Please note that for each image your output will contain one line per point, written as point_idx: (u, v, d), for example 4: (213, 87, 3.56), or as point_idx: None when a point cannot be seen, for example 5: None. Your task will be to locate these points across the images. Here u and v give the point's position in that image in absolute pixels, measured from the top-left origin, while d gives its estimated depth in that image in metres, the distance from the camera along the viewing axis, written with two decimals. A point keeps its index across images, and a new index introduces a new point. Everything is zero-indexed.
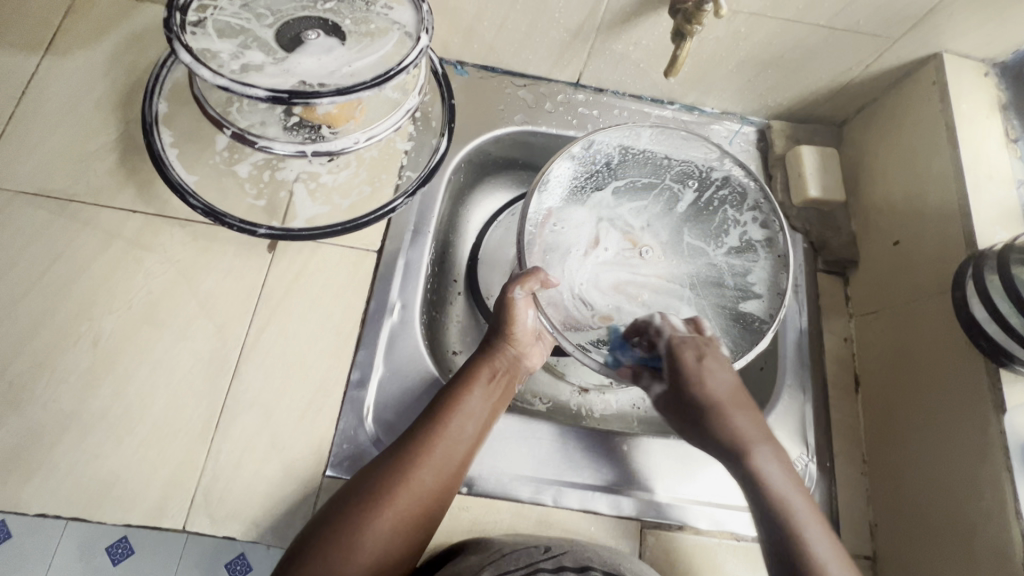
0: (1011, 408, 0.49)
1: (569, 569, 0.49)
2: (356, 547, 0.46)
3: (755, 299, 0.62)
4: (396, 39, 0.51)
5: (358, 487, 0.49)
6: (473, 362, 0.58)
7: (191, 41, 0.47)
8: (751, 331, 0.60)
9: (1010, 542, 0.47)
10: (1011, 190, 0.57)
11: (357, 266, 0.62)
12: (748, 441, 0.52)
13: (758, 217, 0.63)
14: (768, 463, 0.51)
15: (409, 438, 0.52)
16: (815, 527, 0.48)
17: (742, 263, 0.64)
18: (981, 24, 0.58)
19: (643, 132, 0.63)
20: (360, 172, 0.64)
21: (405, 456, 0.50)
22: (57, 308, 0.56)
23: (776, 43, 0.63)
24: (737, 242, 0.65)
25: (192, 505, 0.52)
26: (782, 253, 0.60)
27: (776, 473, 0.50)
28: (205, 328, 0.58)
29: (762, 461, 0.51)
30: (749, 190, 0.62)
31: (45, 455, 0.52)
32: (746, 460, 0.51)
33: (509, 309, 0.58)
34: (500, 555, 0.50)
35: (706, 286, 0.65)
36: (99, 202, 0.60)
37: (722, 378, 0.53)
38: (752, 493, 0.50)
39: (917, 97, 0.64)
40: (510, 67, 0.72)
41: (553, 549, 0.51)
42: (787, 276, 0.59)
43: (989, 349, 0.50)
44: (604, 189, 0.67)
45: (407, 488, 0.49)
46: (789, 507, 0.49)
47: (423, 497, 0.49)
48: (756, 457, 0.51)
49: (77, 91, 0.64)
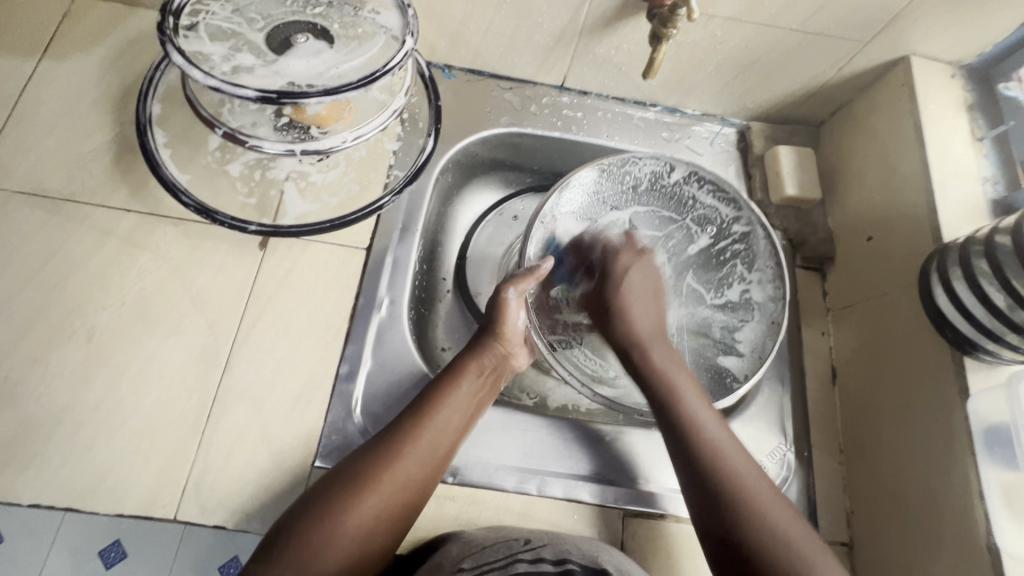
0: (975, 393, 0.51)
1: (547, 560, 0.51)
2: (340, 535, 0.47)
3: (735, 356, 0.64)
4: (383, 43, 0.53)
5: (342, 476, 0.50)
6: (460, 358, 0.59)
7: (183, 44, 0.49)
8: (721, 385, 0.63)
9: (975, 522, 0.48)
10: (977, 187, 0.60)
11: (346, 263, 0.63)
12: (642, 337, 0.58)
13: (764, 281, 0.64)
14: (660, 355, 0.57)
15: (393, 430, 0.53)
16: (699, 403, 0.54)
17: (733, 319, 0.66)
18: (946, 28, 0.61)
19: (676, 169, 0.67)
20: (349, 171, 0.66)
21: (389, 448, 0.52)
22: (52, 304, 0.58)
23: (752, 47, 0.65)
24: (735, 298, 0.67)
25: (184, 495, 0.53)
26: (776, 322, 0.62)
27: (668, 362, 0.56)
28: (198, 323, 0.59)
29: (652, 353, 0.57)
30: (763, 251, 0.64)
31: (40, 447, 0.53)
32: (640, 352, 0.57)
33: (501, 309, 0.60)
34: (480, 548, 0.51)
35: (691, 333, 0.67)
36: (94, 201, 0.62)
37: (632, 285, 0.61)
38: (643, 377, 0.56)
39: (888, 98, 0.66)
40: (497, 70, 0.74)
41: (533, 541, 0.53)
42: (774, 344, 0.61)
43: (953, 338, 0.52)
44: (623, 211, 0.71)
45: (390, 480, 0.50)
46: (673, 382, 0.55)
47: (407, 489, 0.51)
48: (647, 350, 0.57)
49: (73, 93, 0.66)
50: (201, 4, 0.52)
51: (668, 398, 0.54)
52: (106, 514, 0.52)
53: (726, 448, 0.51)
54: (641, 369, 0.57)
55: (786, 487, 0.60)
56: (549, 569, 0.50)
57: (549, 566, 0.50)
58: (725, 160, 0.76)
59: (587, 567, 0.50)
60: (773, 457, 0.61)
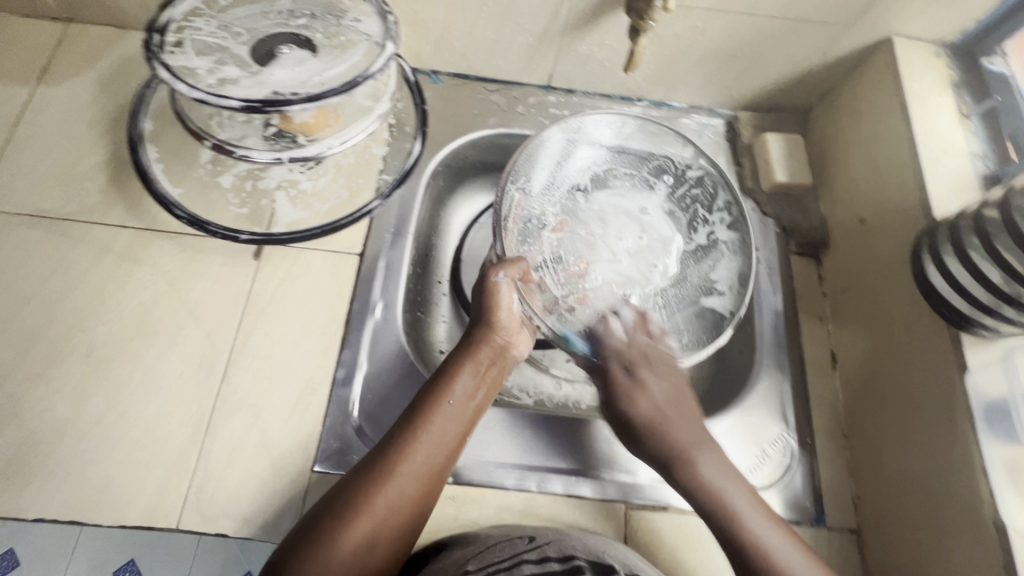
0: (974, 368, 0.50)
1: (553, 558, 0.50)
2: (337, 557, 0.46)
3: (718, 295, 0.67)
4: (365, 49, 0.54)
5: (336, 499, 0.49)
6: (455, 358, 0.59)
7: (170, 59, 0.50)
8: (714, 324, 0.65)
9: (980, 502, 0.47)
10: (967, 162, 0.59)
11: (340, 269, 0.64)
12: (682, 445, 0.55)
13: (726, 219, 0.69)
14: (707, 464, 0.54)
15: (388, 442, 0.52)
16: (759, 517, 0.51)
17: (705, 261, 0.69)
18: (927, 8, 0.61)
19: (627, 123, 0.70)
20: (338, 178, 0.67)
21: (384, 460, 0.51)
22: (52, 320, 0.59)
23: (733, 37, 0.66)
24: (704, 240, 0.70)
25: (184, 504, 0.53)
26: (748, 253, 0.65)
27: (716, 474, 0.54)
28: (196, 334, 0.60)
29: (698, 464, 0.54)
30: (719, 191, 0.69)
31: (43, 461, 0.54)
32: (687, 467, 0.54)
33: (493, 295, 0.60)
34: (486, 548, 0.51)
35: (676, 281, 0.69)
36: (92, 219, 0.63)
37: (653, 393, 0.59)
38: (701, 495, 0.53)
39: (872, 80, 0.66)
40: (483, 73, 0.75)
41: (538, 539, 0.52)
42: (751, 274, 0.64)
43: (950, 313, 0.51)
44: (583, 172, 0.72)
45: (384, 500, 0.49)
46: (727, 502, 0.52)
47: (402, 508, 0.49)
48: (691, 462, 0.54)
49: (68, 116, 0.68)
50: (187, 21, 0.53)
51: (726, 521, 0.51)
52: (109, 526, 0.52)
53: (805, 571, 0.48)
54: (695, 486, 0.53)
55: (790, 475, 0.60)
56: (556, 568, 0.48)
57: (556, 564, 0.49)
58: (714, 151, 0.76)
59: (594, 563, 0.49)
60: (775, 445, 0.61)
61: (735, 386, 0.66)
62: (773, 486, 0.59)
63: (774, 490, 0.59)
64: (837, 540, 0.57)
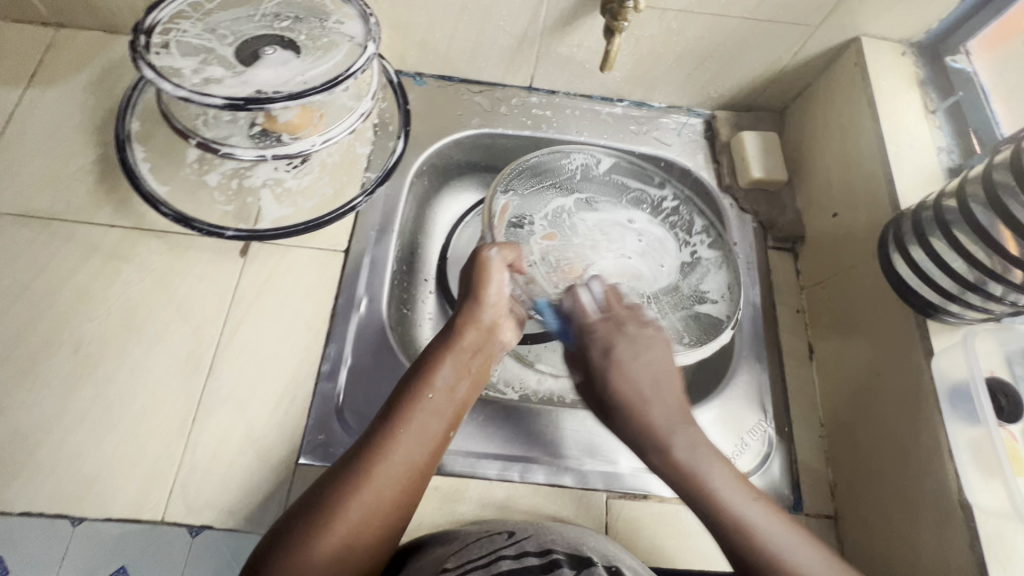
0: (937, 352, 0.52)
1: (532, 553, 0.51)
2: (313, 562, 0.44)
3: (711, 303, 0.69)
4: (347, 50, 0.56)
5: (312, 501, 0.47)
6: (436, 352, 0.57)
7: (155, 60, 0.52)
8: (709, 327, 0.67)
9: (947, 483, 0.49)
10: (933, 156, 0.61)
11: (325, 265, 0.65)
12: (656, 428, 0.55)
13: (706, 239, 0.73)
14: (681, 446, 0.53)
15: (364, 441, 0.50)
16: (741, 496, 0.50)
17: (692, 276, 0.72)
18: (891, 8, 0.63)
19: (601, 158, 0.74)
20: (323, 176, 0.68)
21: (361, 458, 0.49)
22: (40, 318, 0.60)
23: (707, 37, 0.68)
24: (687, 258, 0.73)
25: (170, 497, 0.54)
26: (733, 265, 0.70)
27: (693, 456, 0.52)
28: (182, 330, 0.61)
29: (673, 449, 0.53)
30: (694, 218, 0.74)
31: (30, 456, 0.54)
32: (661, 452, 0.53)
33: (484, 272, 0.60)
34: (464, 545, 0.52)
35: (665, 293, 0.71)
36: (80, 219, 0.64)
37: (629, 370, 0.58)
38: (679, 479, 0.52)
39: (843, 79, 0.68)
40: (466, 75, 0.77)
41: (517, 534, 0.53)
42: (740, 282, 0.68)
43: (915, 303, 0.53)
44: (566, 197, 0.75)
45: (362, 500, 0.47)
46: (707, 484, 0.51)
47: (382, 509, 0.48)
48: (668, 448, 0.53)
49: (57, 118, 0.69)
50: (173, 24, 0.55)
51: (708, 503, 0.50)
52: (95, 519, 0.53)
53: (797, 551, 0.47)
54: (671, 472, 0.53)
55: (768, 463, 0.61)
56: (535, 562, 0.50)
57: (534, 559, 0.50)
58: (693, 150, 0.78)
59: (572, 556, 0.51)
60: (753, 434, 0.62)
61: (715, 377, 0.68)
62: (752, 474, 0.60)
63: (753, 478, 0.60)
64: (815, 525, 0.58)
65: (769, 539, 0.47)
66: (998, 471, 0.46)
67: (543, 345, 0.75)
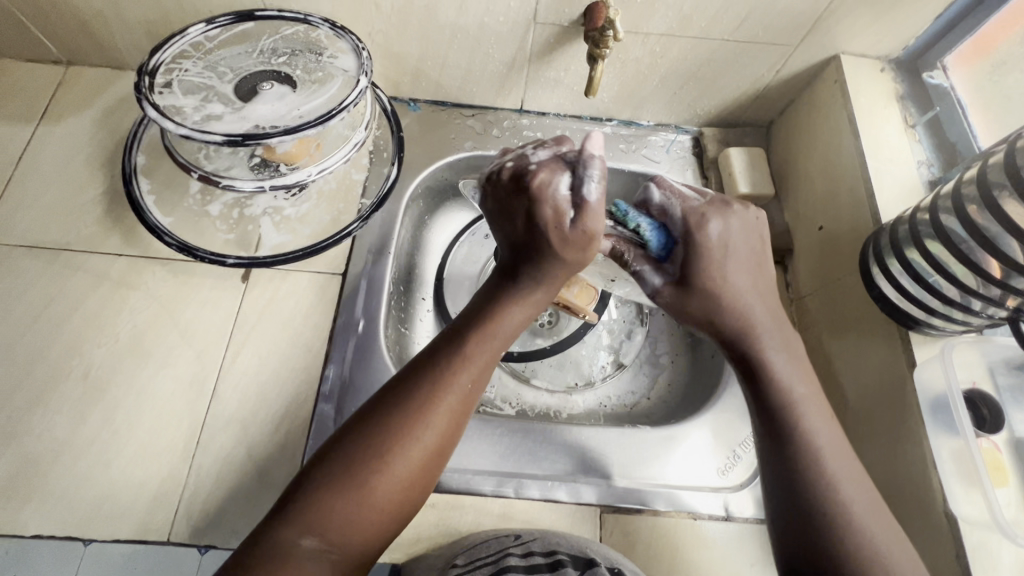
0: (921, 364, 0.53)
1: (537, 552, 0.52)
2: (355, 505, 0.43)
3: None
4: (341, 83, 0.58)
5: (355, 444, 0.45)
6: (523, 261, 0.55)
7: (158, 99, 0.54)
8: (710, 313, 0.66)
9: (932, 493, 0.50)
10: (913, 170, 0.63)
11: (324, 288, 0.67)
12: (759, 327, 0.50)
13: None
14: (778, 350, 0.49)
15: (412, 379, 0.49)
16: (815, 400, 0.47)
17: None
18: (868, 28, 0.65)
19: None
20: (321, 204, 0.70)
21: (416, 401, 0.47)
22: (50, 346, 0.62)
23: (691, 58, 0.69)
24: None
25: (176, 517, 0.56)
26: None
27: (784, 357, 0.49)
28: (187, 354, 0.63)
29: (765, 343, 0.49)
30: None
31: (42, 480, 0.56)
32: (753, 343, 0.49)
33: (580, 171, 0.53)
34: (472, 545, 0.54)
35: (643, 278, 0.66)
36: (88, 249, 0.67)
37: (734, 265, 0.52)
38: (766, 382, 0.48)
39: (824, 96, 0.70)
40: (459, 100, 0.79)
41: (523, 537, 0.55)
42: None
43: (898, 316, 0.54)
44: None
45: (405, 448, 0.45)
46: (789, 389, 0.47)
47: (424, 462, 0.46)
48: (760, 344, 0.49)
49: (66, 152, 0.72)
50: (175, 64, 0.58)
51: (787, 413, 0.46)
52: (104, 540, 0.54)
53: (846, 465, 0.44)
54: (759, 372, 0.48)
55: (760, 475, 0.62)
56: (541, 560, 0.50)
57: (539, 558, 0.51)
58: (682, 166, 0.79)
59: (575, 556, 0.51)
60: (746, 446, 0.64)
61: (708, 390, 0.70)
62: (746, 485, 0.62)
63: (747, 490, 0.62)
64: None
65: (834, 462, 0.43)
66: (978, 482, 0.47)
67: (538, 361, 0.76)
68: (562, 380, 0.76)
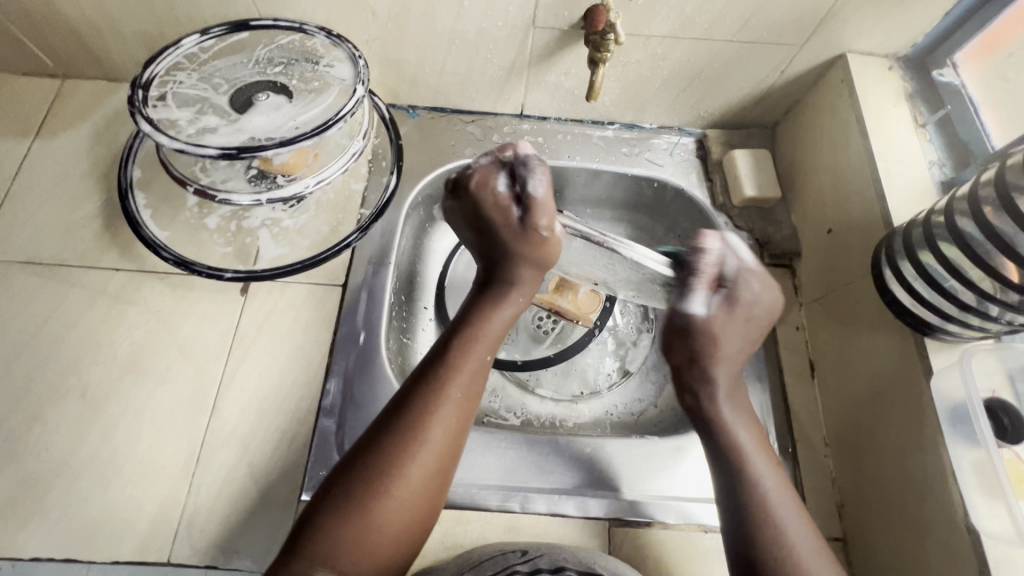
0: (938, 372, 0.51)
1: (544, 569, 0.51)
2: (365, 532, 0.43)
3: None
4: (338, 92, 0.57)
5: (353, 472, 0.45)
6: (495, 267, 0.56)
7: (152, 113, 0.54)
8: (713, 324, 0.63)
9: (953, 506, 0.48)
10: (924, 170, 0.61)
11: (324, 301, 0.67)
12: (714, 378, 0.54)
13: None
14: (728, 405, 0.53)
15: (393, 416, 0.48)
16: (757, 445, 0.51)
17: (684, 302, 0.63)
18: (874, 26, 0.63)
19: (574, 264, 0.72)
20: (319, 215, 0.69)
21: (409, 423, 0.47)
22: (48, 364, 0.61)
23: (693, 60, 0.68)
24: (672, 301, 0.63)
25: (176, 538, 0.55)
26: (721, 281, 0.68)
27: (735, 412, 0.53)
28: (186, 370, 0.62)
29: (717, 397, 0.53)
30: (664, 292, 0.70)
31: (40, 502, 0.55)
32: (707, 395, 0.54)
33: (521, 170, 0.56)
34: (477, 562, 0.52)
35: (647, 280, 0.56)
36: (85, 265, 0.66)
37: (734, 331, 0.54)
38: (721, 436, 0.52)
39: (831, 95, 0.68)
40: (458, 106, 0.78)
41: (530, 552, 0.53)
42: None
43: (913, 322, 0.53)
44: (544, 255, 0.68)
45: (405, 474, 0.45)
46: (738, 441, 0.51)
47: (428, 482, 0.46)
48: (713, 398, 0.54)
49: (63, 166, 0.71)
50: (169, 76, 0.57)
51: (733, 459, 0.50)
52: (104, 562, 0.54)
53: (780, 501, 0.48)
54: (712, 424, 0.53)
55: None
56: None
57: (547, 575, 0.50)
58: (686, 168, 0.77)
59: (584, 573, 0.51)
60: None
61: None
62: None
63: None
64: None
65: (777, 500, 0.48)
66: (1000, 494, 0.45)
67: (543, 369, 0.75)
68: (568, 388, 0.74)
